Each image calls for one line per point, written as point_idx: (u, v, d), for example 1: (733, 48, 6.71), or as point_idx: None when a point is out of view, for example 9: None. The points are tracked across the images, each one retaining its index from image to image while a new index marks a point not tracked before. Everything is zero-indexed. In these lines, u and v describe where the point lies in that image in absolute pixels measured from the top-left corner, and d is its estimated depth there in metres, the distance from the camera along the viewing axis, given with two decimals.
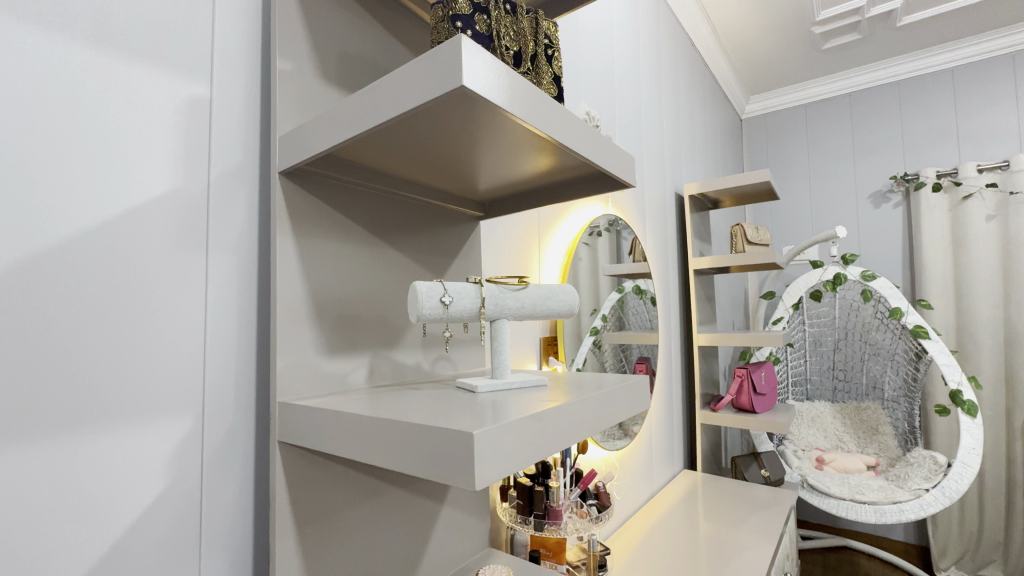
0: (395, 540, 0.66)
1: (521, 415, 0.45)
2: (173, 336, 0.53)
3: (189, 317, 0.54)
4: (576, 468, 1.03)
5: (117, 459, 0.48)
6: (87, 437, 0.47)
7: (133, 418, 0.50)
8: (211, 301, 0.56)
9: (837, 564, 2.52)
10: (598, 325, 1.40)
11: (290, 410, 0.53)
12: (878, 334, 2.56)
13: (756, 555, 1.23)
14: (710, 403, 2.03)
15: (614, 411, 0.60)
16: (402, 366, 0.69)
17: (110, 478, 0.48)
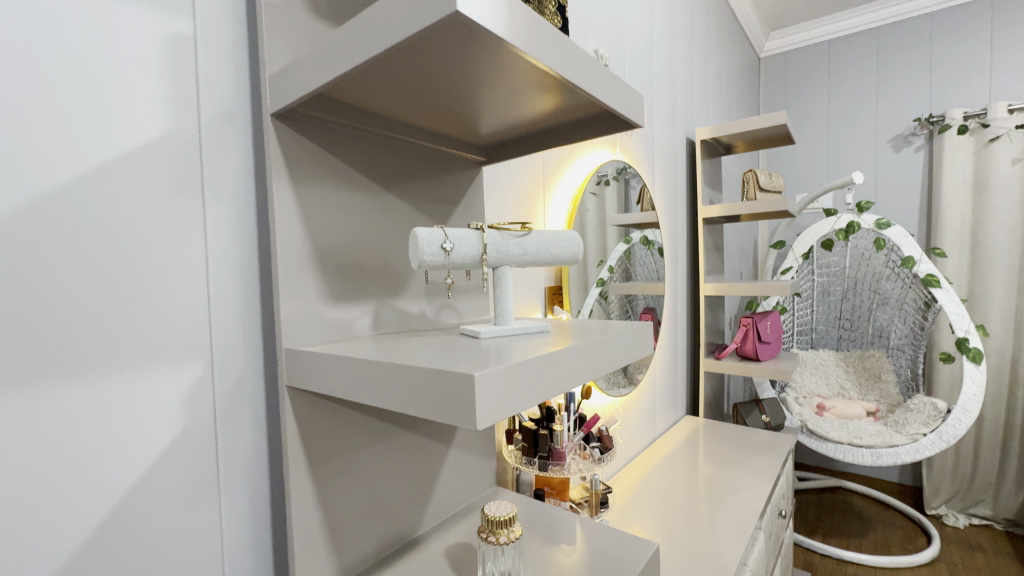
0: (406, 479, 0.69)
1: (523, 358, 0.45)
2: (175, 285, 0.53)
3: (189, 265, 0.54)
4: (579, 413, 1.05)
5: (132, 403, 0.50)
6: (100, 383, 0.48)
7: (146, 364, 0.51)
8: (212, 249, 0.56)
9: (831, 502, 2.64)
10: (604, 276, 1.39)
11: (296, 356, 0.54)
12: (889, 283, 2.53)
13: (753, 495, 1.28)
14: (715, 352, 2.05)
15: (617, 356, 0.60)
16: (406, 315, 0.69)
17: (127, 422, 0.49)
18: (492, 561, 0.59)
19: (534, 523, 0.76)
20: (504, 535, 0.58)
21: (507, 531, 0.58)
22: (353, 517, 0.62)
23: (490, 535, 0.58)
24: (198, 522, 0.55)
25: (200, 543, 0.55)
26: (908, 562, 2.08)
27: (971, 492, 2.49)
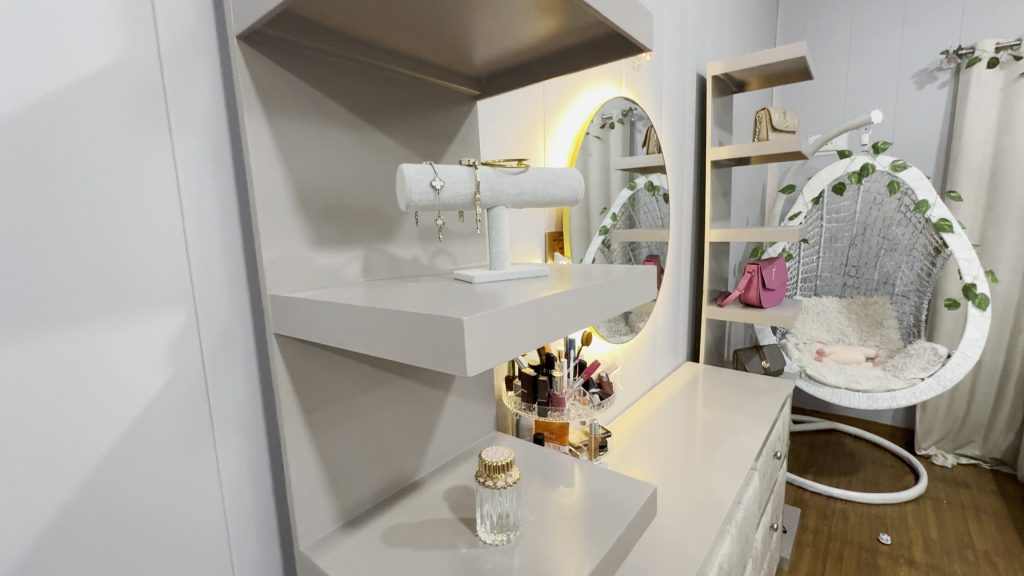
0: (405, 425, 0.69)
1: (518, 302, 0.42)
2: (147, 229, 0.50)
3: (161, 207, 0.51)
4: (580, 359, 1.04)
5: (114, 351, 0.48)
6: (78, 332, 0.46)
7: (125, 312, 0.49)
8: (185, 190, 0.52)
9: (824, 443, 2.73)
10: (607, 223, 1.35)
11: (282, 302, 0.52)
12: (899, 228, 2.47)
13: (750, 437, 1.31)
14: (717, 299, 2.03)
15: (618, 301, 0.57)
16: (399, 260, 0.66)
17: (110, 372, 0.48)
18: (490, 505, 0.59)
19: (533, 466, 0.77)
20: (502, 479, 0.58)
21: (505, 475, 0.58)
22: (352, 463, 0.62)
23: (487, 480, 0.58)
24: (195, 469, 0.55)
25: (199, 488, 0.55)
26: (895, 498, 2.17)
27: (961, 433, 2.55)
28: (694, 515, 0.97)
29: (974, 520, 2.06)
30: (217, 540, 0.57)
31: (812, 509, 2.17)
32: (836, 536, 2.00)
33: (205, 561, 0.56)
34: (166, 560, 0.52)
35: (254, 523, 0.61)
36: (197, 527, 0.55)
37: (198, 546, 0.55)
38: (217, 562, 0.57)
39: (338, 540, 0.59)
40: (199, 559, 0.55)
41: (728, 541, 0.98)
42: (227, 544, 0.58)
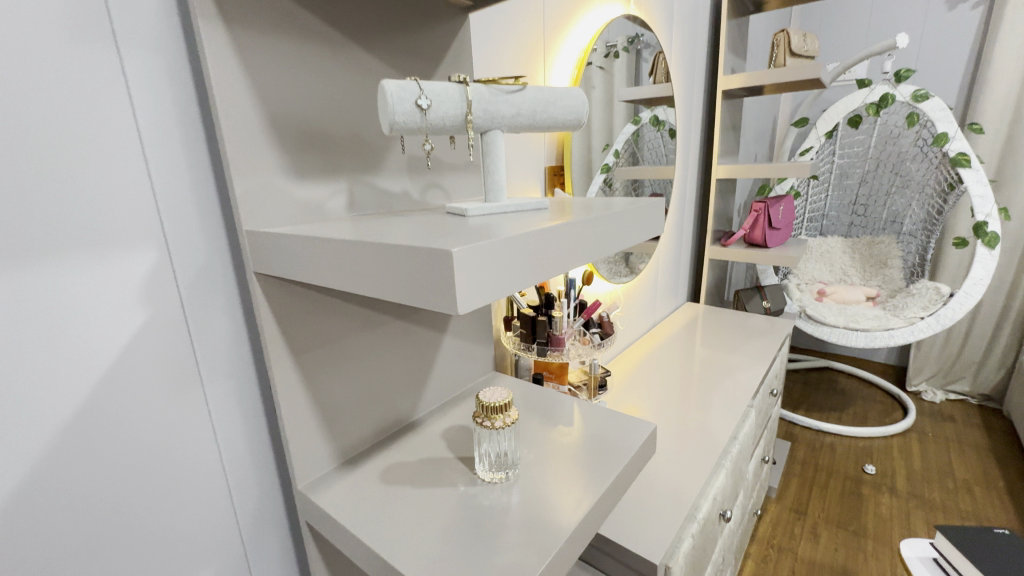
0: (400, 366, 0.67)
1: (514, 234, 0.39)
2: (102, 159, 0.45)
3: (116, 132, 0.45)
4: (580, 299, 1.02)
5: (82, 293, 0.45)
6: (40, 272, 0.42)
7: (88, 250, 0.45)
8: (141, 113, 0.47)
9: (817, 381, 2.79)
10: (610, 160, 1.28)
11: (260, 238, 0.48)
12: (913, 164, 2.38)
13: (747, 376, 1.31)
14: (721, 239, 1.98)
15: (621, 235, 0.53)
16: (387, 194, 0.62)
17: (80, 316, 0.45)
18: (489, 445, 0.59)
19: (532, 405, 0.77)
20: (500, 420, 0.57)
21: (503, 416, 0.57)
22: (347, 405, 0.61)
23: (485, 420, 0.57)
24: (185, 412, 0.53)
25: (192, 430, 0.54)
26: (882, 432, 2.24)
27: (953, 370, 2.59)
28: (690, 451, 0.99)
29: (957, 452, 2.13)
30: (216, 479, 0.57)
31: (802, 442, 2.25)
32: (823, 467, 2.08)
33: (205, 499, 0.56)
34: (165, 500, 0.52)
35: (253, 462, 0.60)
36: (193, 467, 0.55)
37: (197, 485, 0.55)
38: (218, 500, 0.57)
39: (337, 479, 0.59)
40: (199, 497, 0.56)
41: (724, 475, 1.00)
42: (227, 483, 0.58)
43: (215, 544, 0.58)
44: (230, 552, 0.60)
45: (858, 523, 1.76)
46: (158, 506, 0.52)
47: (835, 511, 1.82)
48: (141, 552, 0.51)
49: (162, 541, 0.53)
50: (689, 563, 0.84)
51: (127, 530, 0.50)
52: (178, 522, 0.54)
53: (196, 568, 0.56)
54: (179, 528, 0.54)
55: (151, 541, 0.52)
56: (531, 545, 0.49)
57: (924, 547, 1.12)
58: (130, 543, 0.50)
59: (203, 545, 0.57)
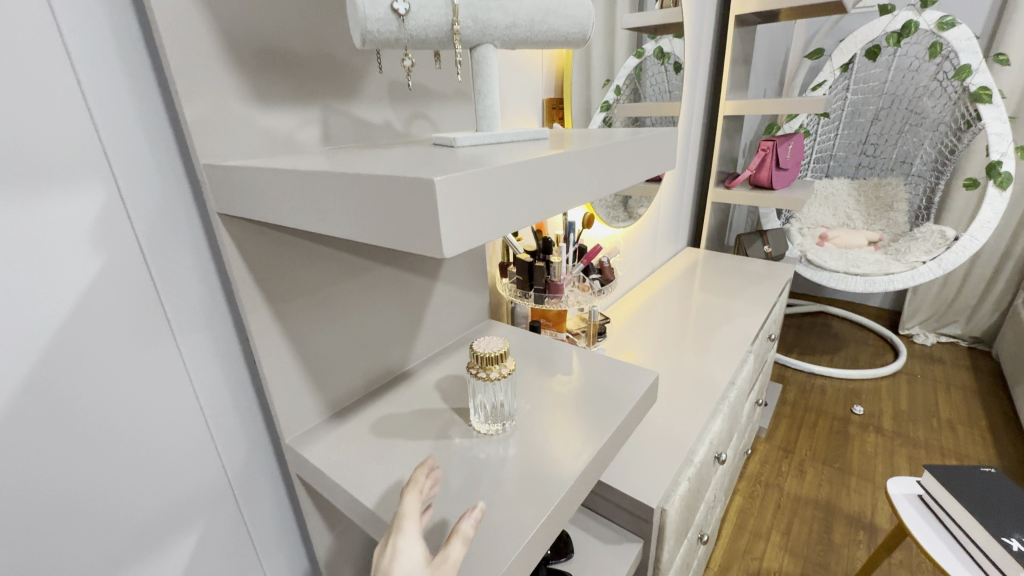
0: (389, 314, 0.63)
1: (509, 163, 0.33)
2: (25, 77, 0.38)
3: (36, 44, 0.38)
4: (580, 244, 0.97)
5: (23, 238, 0.40)
6: None
7: (24, 189, 0.39)
8: (64, 21, 0.39)
9: (811, 325, 2.80)
10: (610, 98, 1.18)
11: (220, 173, 0.42)
12: (930, 100, 2.26)
13: (747, 322, 1.30)
14: (725, 181, 1.91)
15: (626, 170, 0.48)
16: (366, 124, 0.55)
17: (23, 263, 0.40)
18: (485, 395, 0.57)
19: (529, 353, 0.74)
20: (496, 370, 0.54)
21: (499, 367, 0.54)
22: (333, 355, 0.57)
23: (479, 371, 0.54)
24: (157, 365, 0.50)
25: (166, 383, 0.51)
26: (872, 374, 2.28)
27: (947, 314, 2.60)
28: (687, 396, 0.98)
29: (944, 392, 2.18)
30: (198, 433, 0.55)
31: (793, 384, 2.29)
32: (812, 407, 2.12)
33: (189, 453, 0.54)
34: (144, 456, 0.50)
35: (237, 414, 0.58)
36: (172, 421, 0.52)
37: (178, 439, 0.53)
38: (202, 452, 0.55)
39: (325, 432, 0.56)
40: (182, 450, 0.54)
41: (720, 419, 1.00)
42: (211, 437, 0.56)
43: (204, 495, 0.57)
44: (220, 502, 0.59)
45: (843, 459, 1.82)
46: (137, 461, 0.50)
47: (822, 449, 1.88)
48: (123, 507, 0.49)
49: (145, 496, 0.51)
50: (684, 505, 0.85)
51: (105, 486, 0.48)
52: (161, 476, 0.52)
53: (185, 520, 0.55)
54: (161, 483, 0.52)
55: (133, 496, 0.50)
56: (529, 498, 0.48)
57: (910, 486, 1.15)
58: (111, 498, 0.48)
59: (191, 498, 0.55)
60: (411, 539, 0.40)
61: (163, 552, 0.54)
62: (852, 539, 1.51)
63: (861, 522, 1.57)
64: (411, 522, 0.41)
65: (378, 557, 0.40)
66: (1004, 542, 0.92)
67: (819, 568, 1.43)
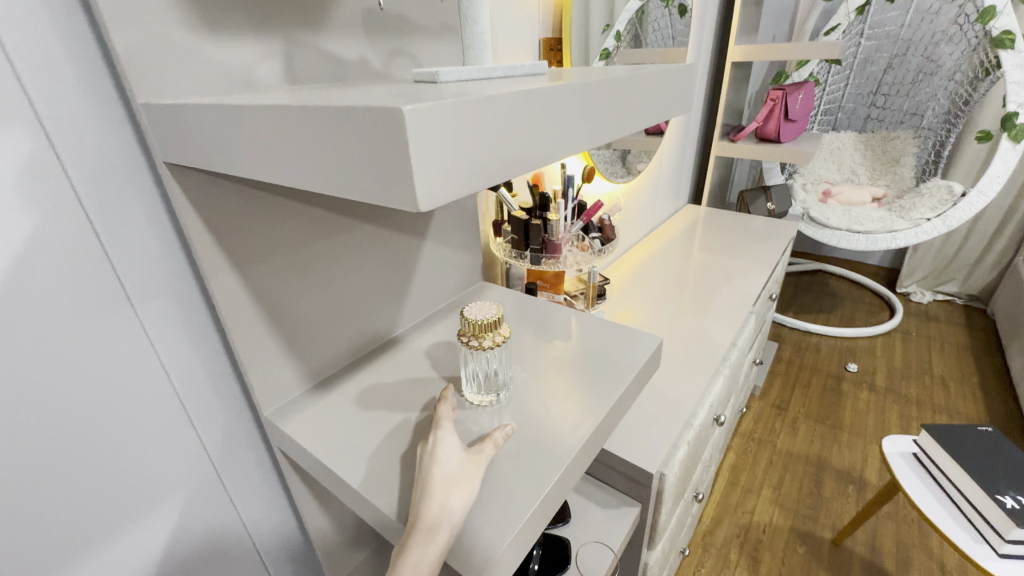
0: (373, 278, 0.58)
1: (497, 97, 0.27)
2: None
3: None
4: (579, 200, 0.91)
5: None
6: None
7: None
8: None
9: (809, 284, 2.78)
10: (609, 45, 1.09)
11: (162, 114, 0.36)
12: (947, 47, 2.13)
13: (748, 282, 1.26)
14: (730, 134, 1.82)
15: (634, 112, 0.42)
16: (338, 61, 0.48)
17: None
18: (478, 364, 0.53)
19: (525, 317, 0.70)
20: (489, 339, 0.50)
21: (493, 335, 0.50)
22: (311, 323, 0.53)
23: (471, 339, 0.50)
24: (114, 336, 0.45)
25: (126, 354, 0.47)
26: (867, 332, 2.28)
27: (945, 272, 2.58)
28: (687, 359, 0.95)
29: (938, 350, 2.19)
30: (168, 406, 0.51)
31: (789, 343, 2.29)
32: (807, 365, 2.13)
33: (159, 427, 0.51)
34: (108, 431, 0.47)
35: (211, 386, 0.54)
36: (138, 395, 0.48)
37: (147, 412, 0.49)
38: (175, 426, 0.52)
39: (305, 404, 0.53)
40: (152, 424, 0.50)
41: (721, 382, 0.98)
42: (183, 409, 0.52)
43: (181, 469, 0.54)
44: (199, 475, 0.56)
45: (836, 416, 1.84)
46: (101, 437, 0.46)
47: (815, 406, 1.90)
48: (91, 484, 0.47)
49: (114, 472, 0.48)
50: (683, 469, 0.83)
51: (67, 465, 0.45)
52: (130, 452, 0.49)
53: (162, 495, 0.53)
54: (132, 458, 0.49)
55: (100, 473, 0.47)
56: (526, 476, 0.45)
57: (905, 444, 1.16)
58: (75, 475, 0.45)
59: (166, 472, 0.52)
60: (448, 433, 0.45)
61: (141, 527, 0.52)
62: (841, 493, 1.54)
63: (850, 476, 1.60)
64: (447, 422, 0.47)
65: (421, 458, 0.44)
66: (998, 500, 0.92)
67: (808, 521, 1.46)
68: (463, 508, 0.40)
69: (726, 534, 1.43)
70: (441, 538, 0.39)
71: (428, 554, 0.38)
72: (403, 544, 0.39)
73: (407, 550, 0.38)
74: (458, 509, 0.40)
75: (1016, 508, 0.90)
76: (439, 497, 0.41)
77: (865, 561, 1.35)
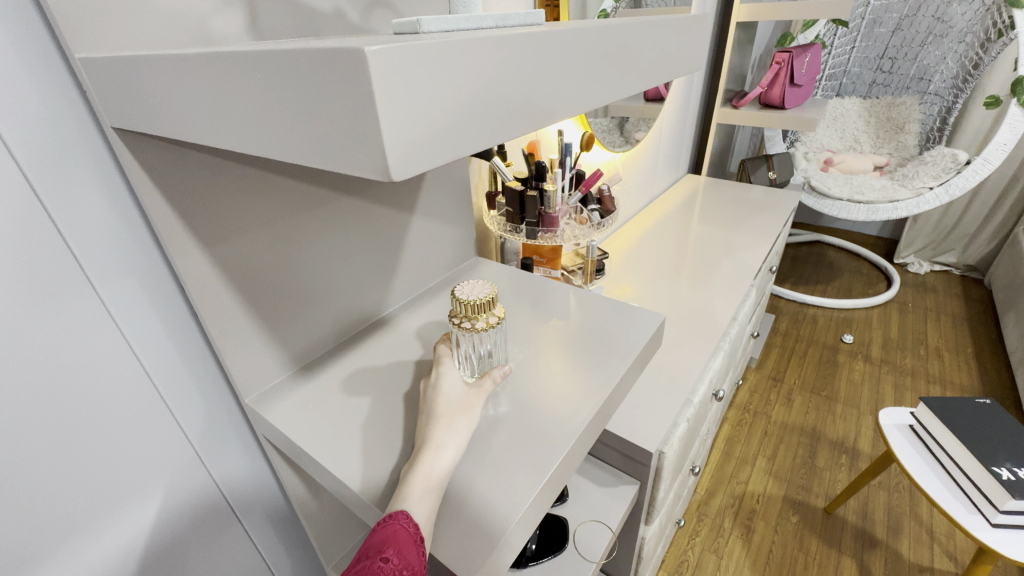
0: (359, 255, 0.54)
1: (484, 45, 0.23)
2: None
3: None
4: (577, 169, 0.87)
5: None
6: None
7: None
8: None
9: (807, 255, 2.76)
10: (608, 5, 1.02)
11: (105, 72, 0.31)
12: (959, 7, 2.04)
13: (748, 254, 1.23)
14: (733, 101, 1.75)
15: (639, 67, 0.38)
16: (309, 13, 0.43)
17: None
18: (470, 345, 0.51)
19: (521, 293, 0.67)
20: (482, 320, 0.47)
21: (487, 316, 0.47)
22: (292, 303, 0.49)
23: (464, 321, 0.47)
24: (76, 320, 0.42)
25: (91, 340, 0.43)
26: (864, 304, 2.27)
27: (944, 242, 2.56)
28: (686, 333, 0.94)
29: (934, 320, 2.19)
30: (142, 393, 0.48)
31: (786, 315, 2.28)
32: (803, 337, 2.13)
33: (135, 413, 0.48)
34: (77, 421, 0.44)
35: (188, 371, 0.51)
36: (107, 382, 0.45)
37: (119, 401, 0.47)
38: (152, 413, 0.50)
39: (290, 391, 0.50)
40: (126, 412, 0.47)
41: (720, 356, 0.96)
42: (159, 395, 0.50)
43: (160, 456, 0.52)
44: (181, 462, 0.54)
45: (831, 388, 1.85)
46: (69, 428, 0.43)
47: (811, 378, 1.90)
48: (62, 476, 0.44)
49: (87, 462, 0.45)
50: (682, 445, 0.82)
51: (34, 458, 0.42)
52: (102, 441, 0.46)
53: (142, 484, 0.50)
54: (106, 448, 0.47)
55: (72, 464, 0.44)
56: (523, 461, 0.43)
57: (903, 416, 1.16)
58: (44, 469, 0.43)
59: (144, 461, 0.50)
60: (447, 366, 0.47)
61: (121, 518, 0.50)
62: (835, 463, 1.56)
63: (844, 446, 1.62)
64: (448, 360, 0.48)
65: (423, 391, 0.46)
66: (994, 472, 0.92)
67: (802, 490, 1.48)
68: (467, 432, 0.43)
69: (721, 504, 1.44)
70: (447, 456, 0.41)
71: (436, 468, 0.40)
72: (412, 462, 0.40)
73: (418, 464, 0.40)
74: (462, 432, 0.43)
75: (1012, 480, 0.90)
76: (445, 422, 0.43)
77: (856, 529, 1.38)
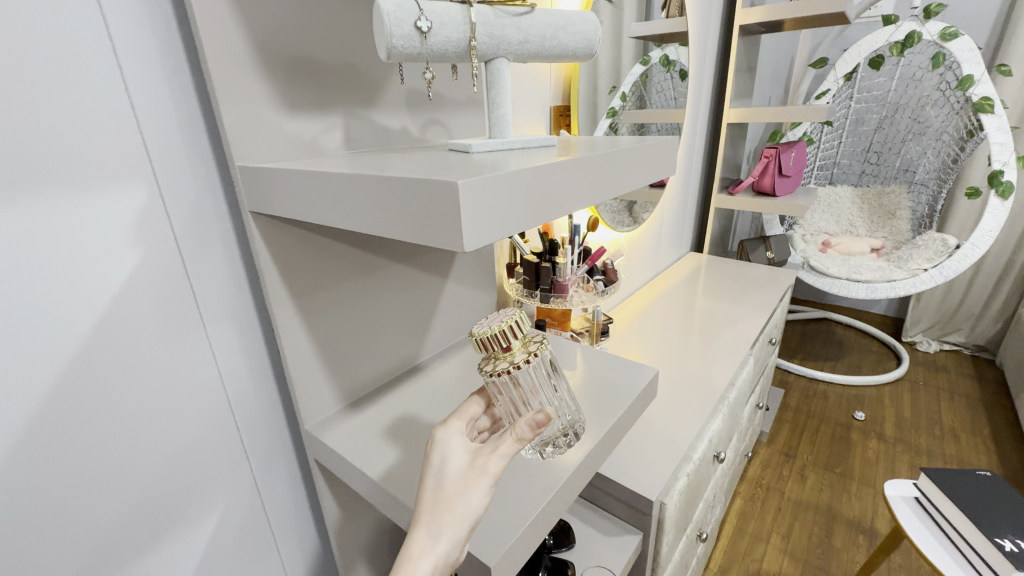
0: (402, 313, 0.66)
1: (522, 167, 0.36)
2: (94, 93, 0.43)
3: (101, 67, 0.43)
4: (584, 246, 1.00)
5: (86, 233, 0.44)
6: (48, 215, 0.42)
7: (87, 188, 0.44)
8: (123, 47, 0.44)
9: (815, 331, 2.82)
10: (615, 104, 1.22)
11: (254, 173, 0.46)
12: (932, 110, 2.27)
13: (745, 325, 1.32)
14: (729, 187, 1.93)
15: (631, 173, 0.50)
16: (383, 130, 0.58)
17: (87, 256, 0.45)
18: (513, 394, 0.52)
19: None
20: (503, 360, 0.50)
21: (507, 357, 0.50)
22: (348, 349, 0.60)
23: (491, 364, 0.51)
24: (187, 353, 0.54)
25: (194, 368, 0.55)
26: (874, 381, 2.29)
27: (951, 321, 2.60)
28: (686, 396, 1.01)
29: (946, 400, 2.19)
30: (221, 418, 0.59)
31: (796, 390, 2.30)
32: (815, 413, 2.13)
33: (213, 434, 0.58)
34: (172, 437, 0.54)
35: (256, 401, 0.62)
36: (199, 405, 0.56)
37: (203, 423, 0.57)
38: (226, 435, 0.59)
39: (341, 421, 0.60)
40: (207, 433, 0.57)
41: (719, 419, 1.03)
42: (233, 420, 0.60)
43: (224, 477, 0.60)
44: (240, 482, 0.62)
45: (845, 466, 1.83)
46: (166, 443, 0.54)
47: (823, 455, 1.89)
48: (153, 483, 0.53)
49: (172, 474, 0.55)
50: (683, 501, 0.87)
51: (137, 467, 0.52)
52: (188, 456, 0.56)
53: (208, 500, 0.59)
54: (188, 462, 0.56)
55: (163, 473, 0.54)
56: (537, 482, 0.54)
57: (907, 488, 1.17)
58: (142, 477, 0.52)
59: (213, 479, 0.59)
60: (452, 439, 0.45)
61: (185, 531, 0.57)
62: (852, 544, 1.52)
63: (861, 526, 1.59)
64: (453, 430, 0.46)
65: (424, 467, 0.44)
66: (997, 543, 0.94)
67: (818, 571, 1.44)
68: (448, 537, 0.41)
69: None
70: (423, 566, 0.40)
71: None
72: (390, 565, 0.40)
73: None
74: (443, 535, 0.41)
75: (1015, 551, 0.92)
76: (426, 522, 0.41)
77: None
